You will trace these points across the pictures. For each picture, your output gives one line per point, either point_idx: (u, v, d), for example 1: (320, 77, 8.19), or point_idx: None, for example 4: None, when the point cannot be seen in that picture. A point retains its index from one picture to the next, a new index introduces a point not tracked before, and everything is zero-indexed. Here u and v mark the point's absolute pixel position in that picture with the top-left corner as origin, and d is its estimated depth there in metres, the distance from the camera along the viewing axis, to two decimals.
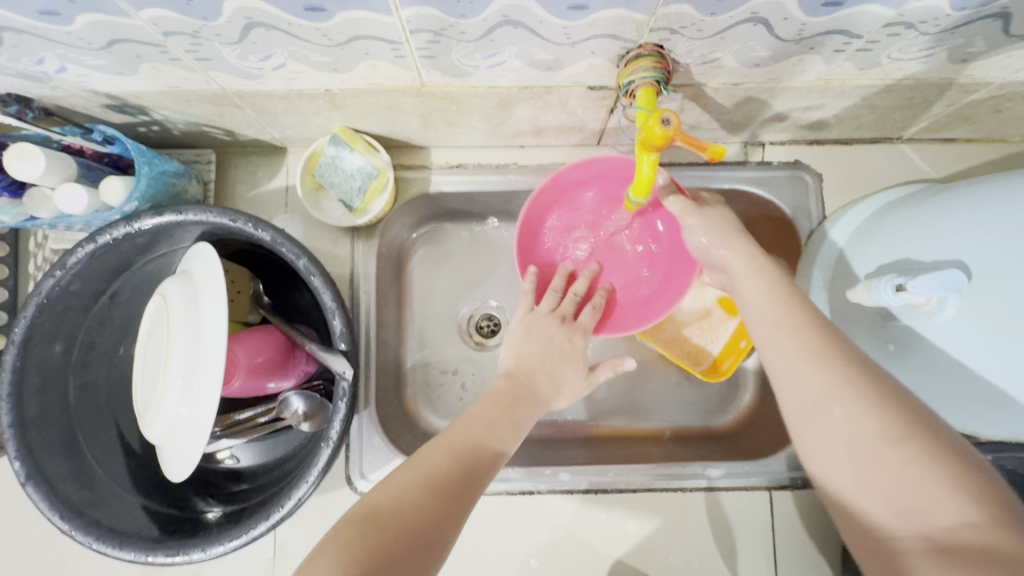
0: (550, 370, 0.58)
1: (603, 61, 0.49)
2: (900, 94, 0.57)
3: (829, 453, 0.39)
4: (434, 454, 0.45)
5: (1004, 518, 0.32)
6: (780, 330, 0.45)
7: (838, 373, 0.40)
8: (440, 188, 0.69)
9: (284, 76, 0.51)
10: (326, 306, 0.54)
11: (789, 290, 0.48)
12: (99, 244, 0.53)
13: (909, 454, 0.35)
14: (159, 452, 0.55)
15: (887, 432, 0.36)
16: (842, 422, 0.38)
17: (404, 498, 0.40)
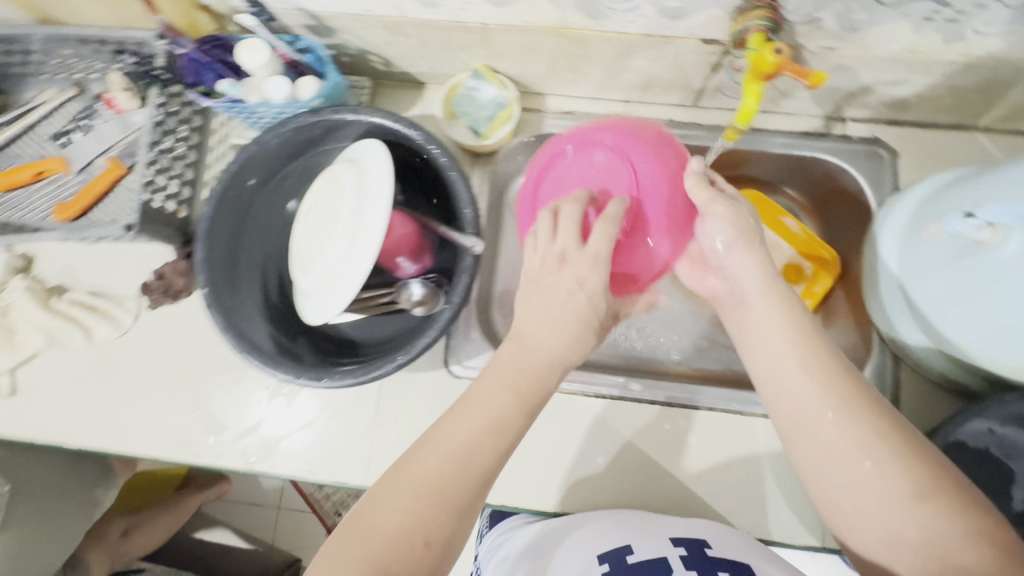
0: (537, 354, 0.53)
1: (721, 13, 0.59)
2: (981, 74, 0.64)
3: (852, 496, 0.48)
4: (409, 488, 0.48)
5: (1009, 561, 0.42)
6: (809, 375, 0.51)
7: (862, 422, 0.48)
8: (551, 130, 0.80)
9: (458, 6, 0.63)
10: (461, 196, 0.65)
11: (804, 322, 0.55)
12: (289, 129, 0.67)
13: (933, 507, 0.45)
14: (306, 300, 0.67)
15: (912, 487, 0.45)
16: (854, 456, 0.48)
17: (395, 551, 0.45)
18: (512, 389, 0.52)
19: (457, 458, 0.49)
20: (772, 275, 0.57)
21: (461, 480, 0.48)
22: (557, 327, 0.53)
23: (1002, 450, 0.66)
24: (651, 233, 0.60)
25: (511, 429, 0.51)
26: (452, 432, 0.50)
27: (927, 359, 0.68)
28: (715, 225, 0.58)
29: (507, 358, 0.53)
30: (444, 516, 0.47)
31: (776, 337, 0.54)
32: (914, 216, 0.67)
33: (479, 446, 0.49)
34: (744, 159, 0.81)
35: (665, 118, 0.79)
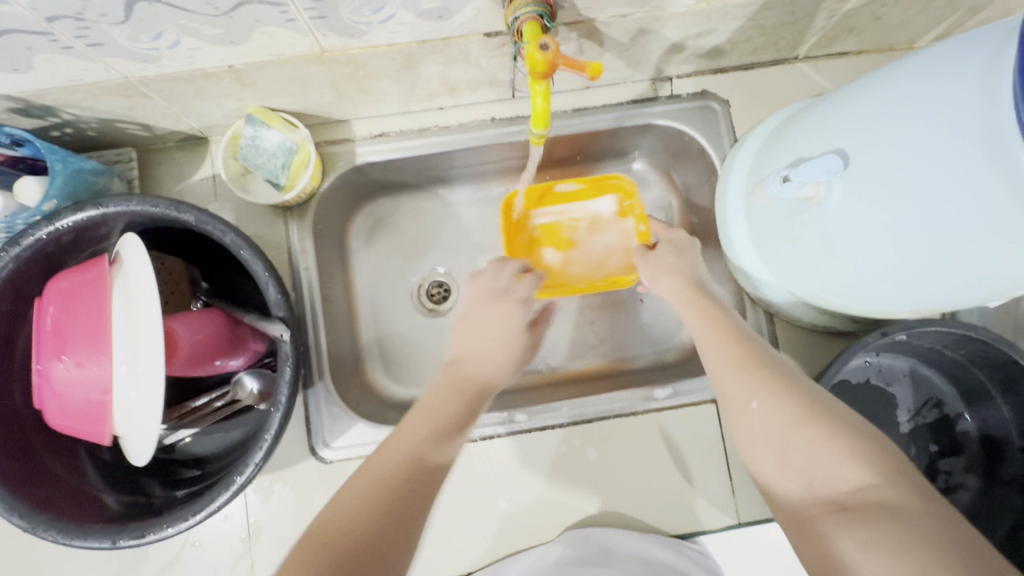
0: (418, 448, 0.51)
1: (489, 4, 0.51)
2: (781, 9, 0.61)
3: (760, 449, 0.48)
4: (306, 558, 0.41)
5: (897, 480, 0.41)
6: (736, 360, 0.53)
7: (741, 371, 0.52)
8: (366, 159, 0.71)
9: (183, 55, 0.51)
10: (259, 276, 0.55)
11: (712, 310, 0.59)
12: (24, 247, 0.54)
13: (813, 433, 0.45)
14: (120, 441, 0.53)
15: (796, 416, 0.46)
16: (763, 421, 0.48)
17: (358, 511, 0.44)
18: (412, 434, 0.52)
19: (372, 514, 0.44)
20: (706, 305, 0.60)
21: (374, 511, 0.44)
22: (434, 411, 0.55)
23: (880, 379, 0.69)
24: (73, 371, 0.51)
25: (425, 478, 0.49)
26: (354, 493, 0.46)
27: (795, 314, 0.68)
28: (666, 287, 0.65)
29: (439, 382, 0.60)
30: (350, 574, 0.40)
31: (706, 342, 0.56)
32: (752, 174, 0.65)
33: (387, 502, 0.45)
34: (582, 141, 0.76)
35: (486, 117, 0.72)
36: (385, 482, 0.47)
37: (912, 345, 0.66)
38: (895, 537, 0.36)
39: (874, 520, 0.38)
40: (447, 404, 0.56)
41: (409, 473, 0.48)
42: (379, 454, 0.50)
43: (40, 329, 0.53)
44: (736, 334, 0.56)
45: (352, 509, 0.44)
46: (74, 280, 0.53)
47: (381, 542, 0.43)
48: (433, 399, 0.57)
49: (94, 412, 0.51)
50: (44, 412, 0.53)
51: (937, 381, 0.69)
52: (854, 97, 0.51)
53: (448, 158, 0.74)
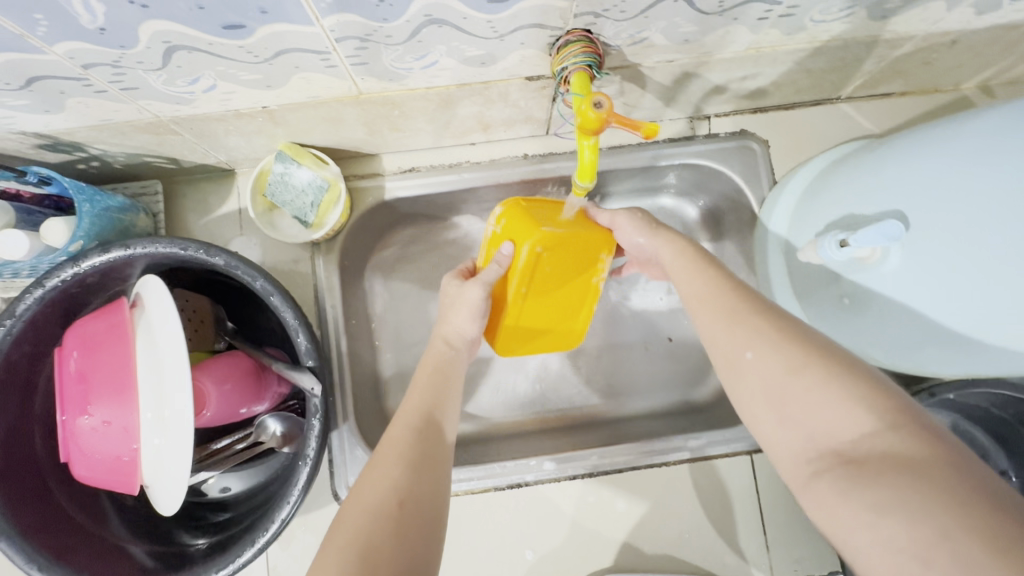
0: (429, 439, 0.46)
1: (535, 51, 0.49)
2: (831, 55, 0.59)
3: (750, 399, 0.39)
4: (332, 550, 0.36)
5: (909, 425, 0.31)
6: (727, 314, 0.42)
7: (728, 320, 0.42)
8: (395, 194, 0.69)
9: (218, 97, 0.50)
10: (288, 325, 0.54)
11: (707, 264, 0.48)
12: (50, 288, 0.52)
13: (812, 379, 0.35)
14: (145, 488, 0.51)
15: (795, 368, 0.36)
16: (757, 371, 0.38)
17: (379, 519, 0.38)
18: (410, 419, 0.46)
19: (386, 511, 0.38)
20: (687, 257, 0.50)
21: (388, 506, 0.39)
22: (432, 396, 0.48)
23: None
24: (98, 423, 0.49)
25: (435, 457, 0.43)
26: (374, 486, 0.40)
27: None
28: (625, 225, 0.56)
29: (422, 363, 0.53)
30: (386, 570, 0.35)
31: (688, 294, 0.47)
32: (792, 226, 0.63)
33: (403, 494, 0.39)
34: (615, 178, 0.74)
35: (519, 154, 0.70)
36: (395, 473, 0.41)
37: (956, 402, 0.63)
38: (900, 494, 0.28)
39: (882, 479, 0.29)
40: (427, 382, 0.50)
41: (418, 454, 0.43)
42: (383, 447, 0.43)
43: (65, 376, 0.50)
44: (727, 279, 0.46)
45: (374, 499, 0.39)
46: (98, 327, 0.51)
47: (406, 534, 0.38)
48: (421, 384, 0.50)
49: (124, 465, 0.49)
50: (71, 465, 0.51)
51: (981, 437, 0.65)
52: (912, 155, 0.48)
53: (477, 194, 0.72)
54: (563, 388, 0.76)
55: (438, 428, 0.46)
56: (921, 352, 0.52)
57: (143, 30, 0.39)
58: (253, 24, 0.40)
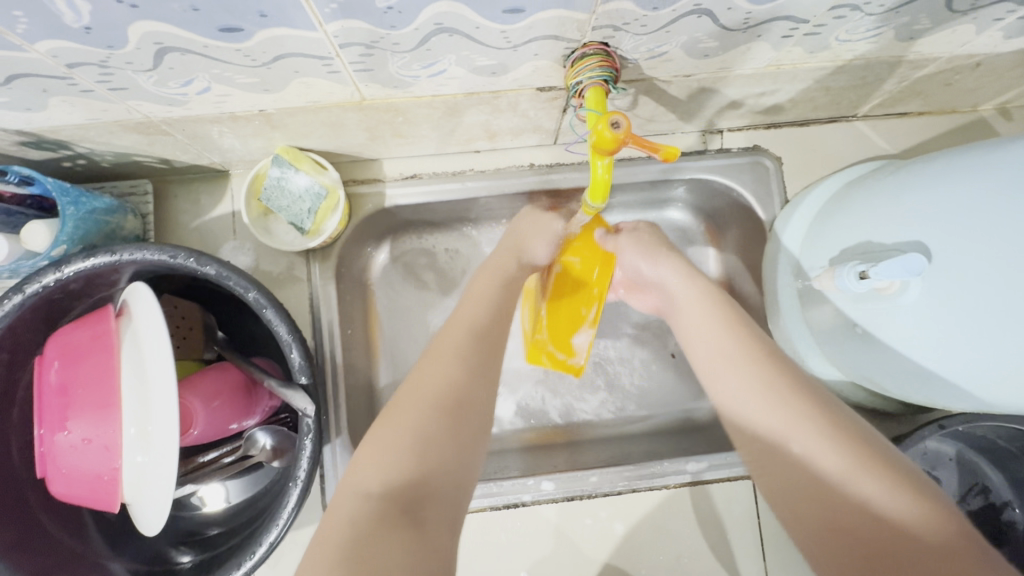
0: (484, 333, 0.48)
1: (549, 62, 0.47)
2: (852, 74, 0.57)
3: (797, 484, 0.39)
4: (393, 431, 0.40)
5: (961, 540, 0.34)
6: (771, 391, 0.43)
7: (774, 401, 0.42)
8: (395, 201, 0.66)
9: (212, 99, 0.47)
10: (281, 340, 0.51)
11: (742, 329, 0.48)
12: (29, 294, 0.49)
13: (870, 483, 0.37)
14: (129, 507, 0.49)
15: (848, 469, 0.37)
16: (810, 466, 0.39)
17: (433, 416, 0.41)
18: (466, 325, 0.48)
19: (443, 405, 0.41)
20: (724, 323, 0.49)
21: (445, 399, 0.42)
22: (493, 308, 0.51)
23: (926, 463, 0.65)
24: (74, 438, 0.46)
25: (489, 359, 0.47)
26: (434, 378, 0.43)
27: (843, 392, 0.65)
28: (629, 249, 0.61)
29: (487, 269, 0.57)
30: (439, 457, 0.39)
31: (721, 371, 0.47)
32: (806, 250, 0.61)
33: (457, 392, 0.43)
34: (623, 190, 0.72)
35: (525, 163, 0.68)
36: (449, 371, 0.44)
37: (963, 432, 0.62)
38: None
39: None
40: (490, 290, 0.53)
41: (475, 359, 0.46)
42: (440, 346, 0.46)
43: (44, 387, 0.48)
44: (760, 347, 0.46)
45: (435, 390, 0.42)
46: (81, 336, 0.49)
47: (460, 427, 0.41)
48: (484, 289, 0.54)
49: (104, 484, 0.47)
50: (46, 481, 0.48)
51: (984, 467, 0.65)
52: (937, 184, 0.46)
53: (481, 203, 0.70)
54: (563, 404, 0.74)
55: (493, 337, 0.49)
56: (934, 391, 0.49)
57: (132, 30, 0.36)
58: (250, 27, 0.37)
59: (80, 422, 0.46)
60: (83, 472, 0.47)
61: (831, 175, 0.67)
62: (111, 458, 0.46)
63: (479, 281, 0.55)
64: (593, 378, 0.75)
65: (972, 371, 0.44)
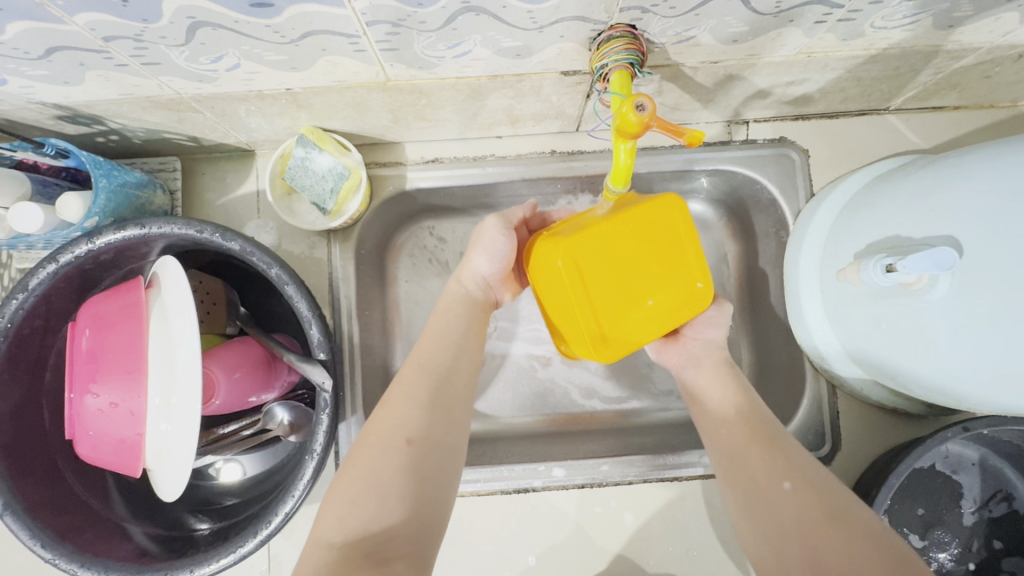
0: (453, 369, 0.50)
1: (574, 45, 0.47)
2: (886, 64, 0.55)
3: (781, 529, 0.42)
4: (350, 483, 0.42)
5: None
6: (764, 446, 0.47)
7: (766, 453, 0.46)
8: (416, 185, 0.67)
9: (241, 77, 0.48)
10: (302, 315, 0.52)
11: (738, 385, 0.53)
12: (62, 263, 0.51)
13: (849, 535, 0.40)
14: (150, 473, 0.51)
15: (827, 514, 0.41)
16: (794, 505, 0.42)
17: (393, 460, 0.43)
18: (418, 367, 0.50)
19: (397, 448, 0.43)
20: (728, 384, 0.53)
21: (407, 453, 0.43)
22: (451, 343, 0.52)
23: (947, 466, 0.63)
24: (100, 402, 0.48)
25: (456, 401, 0.48)
26: (386, 424, 0.45)
27: (864, 389, 0.63)
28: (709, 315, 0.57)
29: (445, 307, 0.56)
30: (397, 499, 0.41)
31: (719, 422, 0.50)
32: (830, 243, 0.59)
33: (412, 430, 0.45)
34: (645, 180, 0.71)
35: (545, 150, 0.67)
36: (404, 412, 0.46)
37: (987, 436, 0.61)
38: None
39: None
40: (454, 322, 0.54)
41: (430, 395, 0.47)
42: (395, 388, 0.48)
43: (74, 352, 0.50)
44: (759, 412, 0.50)
45: (384, 438, 0.44)
46: (108, 306, 0.50)
47: (419, 464, 0.43)
48: (440, 323, 0.54)
49: (127, 447, 0.48)
50: (74, 444, 0.50)
51: (1009, 473, 0.64)
52: (970, 179, 0.45)
53: (501, 189, 0.70)
54: (575, 392, 0.74)
55: (457, 374, 0.50)
56: (960, 391, 0.48)
57: (166, 3, 0.37)
58: (280, 2, 0.38)
59: (108, 389, 0.48)
60: (109, 436, 0.48)
61: (860, 168, 0.65)
62: (136, 425, 0.48)
63: (434, 320, 0.55)
64: (607, 369, 0.75)
65: (1001, 371, 0.43)
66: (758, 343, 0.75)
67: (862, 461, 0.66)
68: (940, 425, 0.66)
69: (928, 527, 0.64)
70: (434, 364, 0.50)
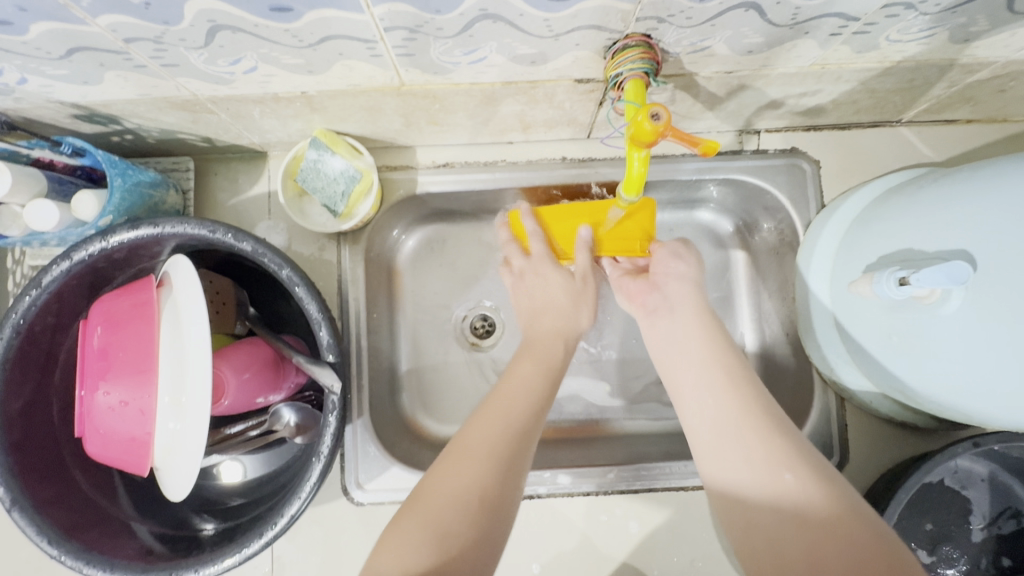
0: (519, 394, 0.48)
1: (589, 53, 0.47)
2: (899, 77, 0.55)
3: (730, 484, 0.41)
4: (410, 528, 0.40)
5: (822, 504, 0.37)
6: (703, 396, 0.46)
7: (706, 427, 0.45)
8: (426, 189, 0.67)
9: (257, 79, 0.49)
10: (311, 318, 0.52)
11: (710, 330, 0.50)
12: (75, 261, 0.51)
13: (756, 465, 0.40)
14: (158, 473, 0.51)
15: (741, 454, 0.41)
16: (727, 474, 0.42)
17: (461, 515, 0.40)
18: (500, 411, 0.46)
19: (470, 507, 0.40)
20: (709, 353, 0.49)
21: (476, 503, 0.41)
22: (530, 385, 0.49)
23: (956, 481, 0.63)
24: (110, 399, 0.48)
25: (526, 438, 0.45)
26: (461, 477, 0.42)
27: (873, 403, 0.63)
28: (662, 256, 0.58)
29: (529, 347, 0.54)
30: (459, 551, 0.39)
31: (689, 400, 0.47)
32: (840, 254, 0.59)
33: (485, 491, 0.41)
34: (655, 187, 0.71)
35: (556, 156, 0.68)
36: (485, 465, 0.42)
37: (997, 454, 0.61)
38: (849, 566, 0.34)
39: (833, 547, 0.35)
40: (535, 374, 0.50)
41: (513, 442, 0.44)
42: (474, 429, 0.45)
43: (85, 350, 0.50)
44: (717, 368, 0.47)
45: (459, 502, 0.40)
46: (118, 305, 0.50)
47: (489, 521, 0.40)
48: (530, 353, 0.53)
49: (137, 447, 0.48)
50: (84, 442, 0.50)
51: (1018, 491, 0.63)
52: (982, 192, 0.45)
53: (511, 194, 0.70)
54: (581, 398, 0.74)
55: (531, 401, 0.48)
56: (969, 408, 0.47)
57: (188, 6, 0.37)
58: (300, 8, 0.38)
59: (118, 389, 0.48)
60: (117, 435, 0.49)
61: (872, 180, 0.65)
62: (146, 424, 0.48)
63: (518, 366, 0.51)
64: (613, 376, 0.75)
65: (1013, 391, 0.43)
66: (766, 354, 0.75)
67: (870, 474, 0.65)
68: (949, 440, 0.65)
69: (935, 542, 0.63)
70: (522, 404, 0.47)
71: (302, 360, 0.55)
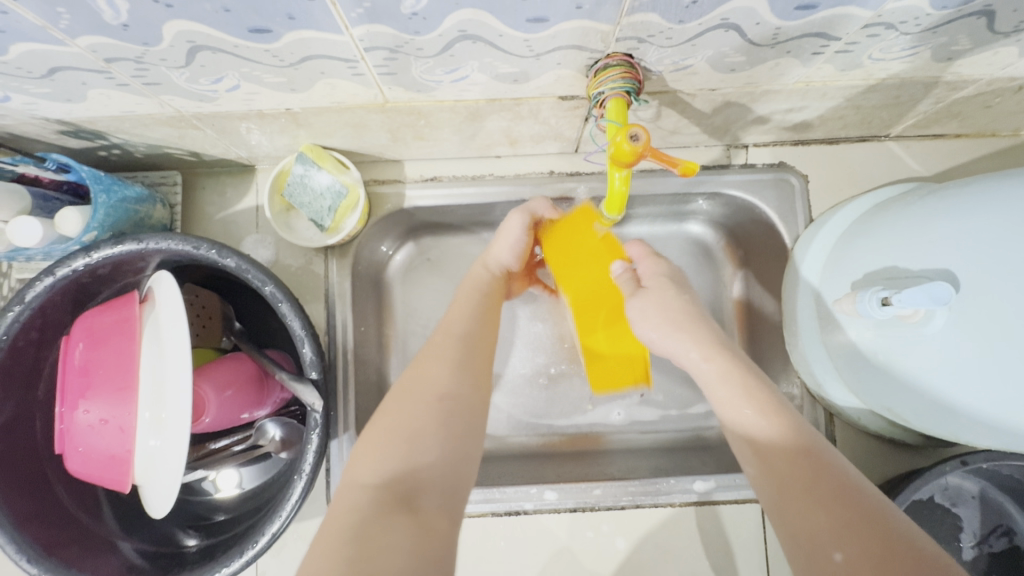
0: (463, 325, 0.53)
1: (572, 72, 0.47)
2: (885, 93, 0.55)
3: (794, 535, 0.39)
4: (382, 432, 0.43)
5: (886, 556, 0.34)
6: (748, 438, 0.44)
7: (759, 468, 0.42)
8: (414, 203, 0.67)
9: (241, 97, 0.49)
10: (295, 334, 0.52)
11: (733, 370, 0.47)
12: (58, 277, 0.51)
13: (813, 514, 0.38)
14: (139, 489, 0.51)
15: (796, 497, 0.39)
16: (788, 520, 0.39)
17: (422, 412, 0.44)
18: (449, 332, 0.52)
19: (433, 404, 0.44)
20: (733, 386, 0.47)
21: (439, 407, 0.44)
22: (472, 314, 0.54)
23: (946, 498, 0.62)
24: (90, 417, 0.48)
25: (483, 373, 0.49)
26: (422, 385, 0.46)
27: (861, 419, 0.63)
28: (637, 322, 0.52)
29: (468, 291, 0.58)
30: (429, 446, 0.42)
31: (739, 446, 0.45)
32: (827, 270, 0.59)
33: (446, 391, 0.46)
34: (644, 201, 0.71)
35: (544, 170, 0.68)
36: (439, 370, 0.47)
37: (985, 471, 0.60)
38: None
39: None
40: (472, 307, 0.55)
41: (459, 357, 0.49)
42: (429, 352, 0.50)
43: (66, 367, 0.50)
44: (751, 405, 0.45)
45: (420, 399, 0.44)
46: (100, 321, 0.50)
47: (451, 422, 0.44)
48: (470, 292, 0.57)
49: (117, 464, 0.48)
50: (64, 459, 0.50)
51: (1009, 508, 0.63)
52: (965, 211, 0.44)
53: (499, 207, 0.70)
54: (570, 412, 0.74)
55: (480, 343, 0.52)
56: (956, 426, 0.47)
57: (166, 28, 0.38)
58: (279, 29, 0.38)
59: (98, 405, 0.48)
60: (97, 452, 0.48)
61: (860, 195, 0.65)
62: (125, 441, 0.48)
63: (460, 300, 0.56)
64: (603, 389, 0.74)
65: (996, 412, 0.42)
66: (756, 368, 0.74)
67: None
68: (940, 456, 0.65)
69: None
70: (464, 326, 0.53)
71: (283, 377, 0.55)
